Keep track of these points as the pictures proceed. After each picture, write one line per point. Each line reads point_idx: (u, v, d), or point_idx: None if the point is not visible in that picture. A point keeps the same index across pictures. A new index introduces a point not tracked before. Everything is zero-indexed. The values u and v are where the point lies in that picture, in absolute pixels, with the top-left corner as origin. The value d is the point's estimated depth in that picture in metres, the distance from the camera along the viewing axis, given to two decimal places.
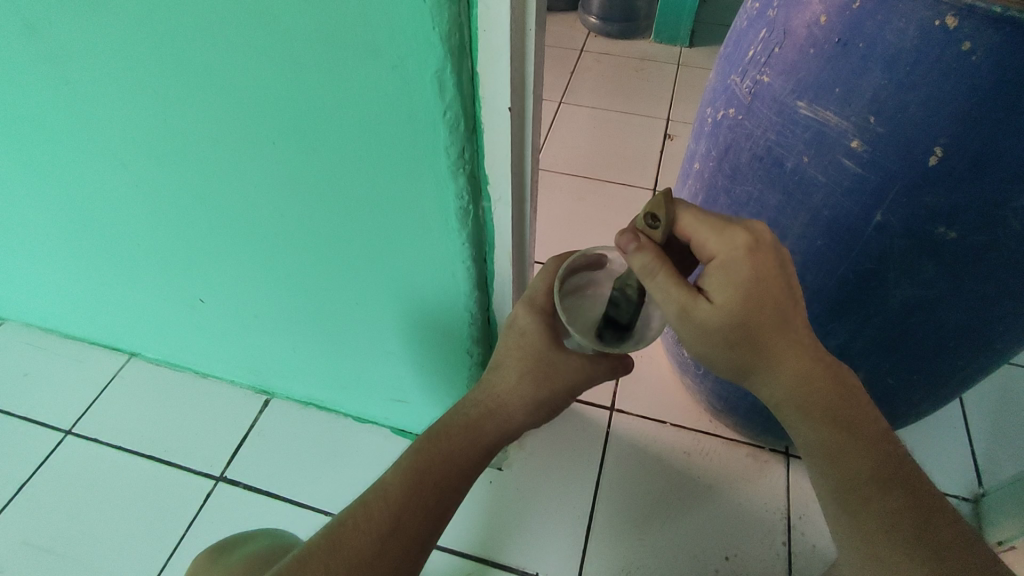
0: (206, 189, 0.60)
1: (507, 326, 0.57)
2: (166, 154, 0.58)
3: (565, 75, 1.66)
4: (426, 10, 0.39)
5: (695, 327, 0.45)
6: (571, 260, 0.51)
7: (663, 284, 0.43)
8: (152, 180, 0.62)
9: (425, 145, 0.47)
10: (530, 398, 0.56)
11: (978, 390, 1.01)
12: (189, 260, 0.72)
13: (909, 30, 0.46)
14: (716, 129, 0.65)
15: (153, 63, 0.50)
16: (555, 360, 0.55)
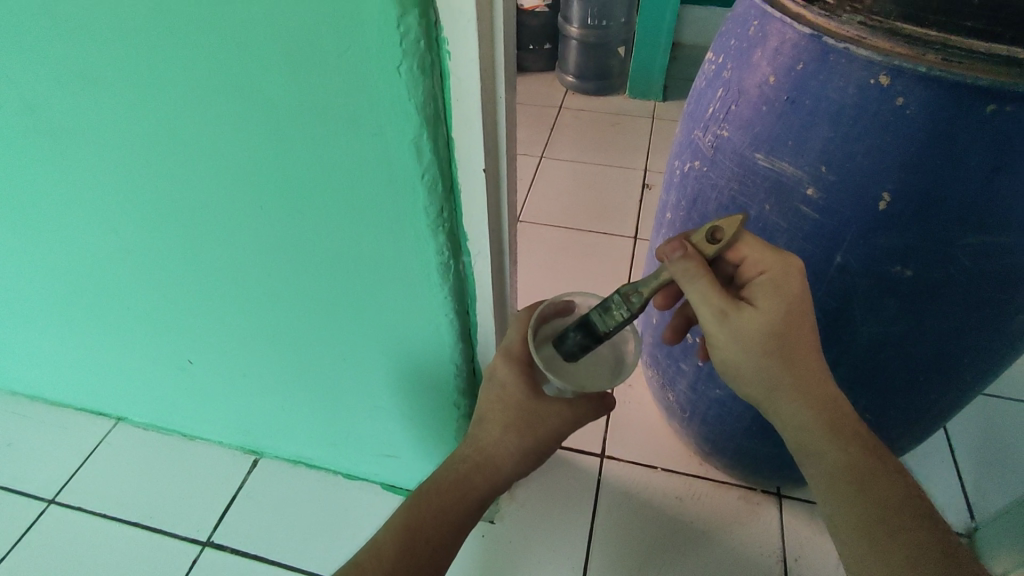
0: (196, 254, 0.62)
1: (487, 378, 0.58)
2: (157, 222, 0.61)
3: (543, 132, 1.72)
4: (400, 85, 0.42)
5: (732, 334, 0.47)
6: (543, 307, 0.55)
7: (706, 289, 0.47)
8: (141, 247, 0.64)
9: (405, 205, 0.50)
10: (516, 448, 0.56)
11: (963, 422, 1.02)
12: (179, 323, 0.73)
13: (850, 88, 0.50)
14: (684, 180, 0.69)
15: (147, 138, 0.53)
16: (538, 409, 0.55)
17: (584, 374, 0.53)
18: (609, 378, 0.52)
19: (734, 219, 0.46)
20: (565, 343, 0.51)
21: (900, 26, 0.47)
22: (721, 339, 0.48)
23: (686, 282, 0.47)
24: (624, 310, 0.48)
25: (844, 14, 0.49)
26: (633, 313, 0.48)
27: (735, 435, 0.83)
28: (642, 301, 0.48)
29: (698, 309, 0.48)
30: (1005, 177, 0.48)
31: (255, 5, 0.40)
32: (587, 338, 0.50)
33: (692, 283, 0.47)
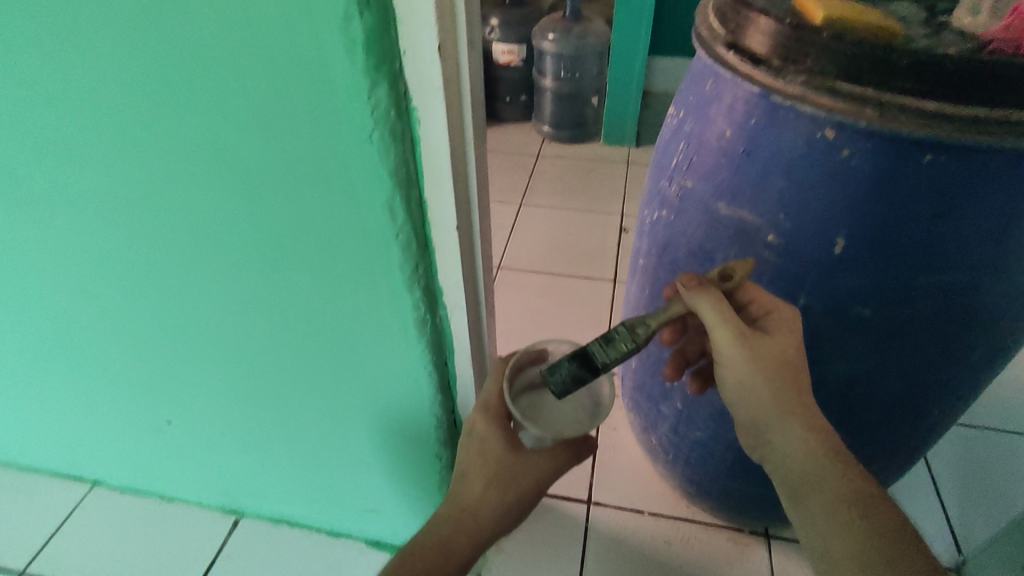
0: (173, 316, 0.63)
1: (466, 433, 0.58)
2: (133, 287, 0.61)
3: (522, 180, 1.77)
4: (372, 152, 0.43)
5: (750, 355, 0.49)
6: (515, 358, 0.57)
7: (728, 310, 0.49)
8: (119, 311, 0.64)
9: (380, 264, 0.51)
10: (499, 503, 0.56)
11: (944, 454, 1.03)
12: (157, 385, 0.73)
13: (800, 141, 0.53)
14: (653, 228, 0.71)
15: (123, 207, 0.53)
16: (516, 464, 0.56)
17: (553, 422, 0.53)
18: (585, 423, 0.53)
19: (745, 262, 0.53)
20: (557, 373, 0.48)
21: (840, 86, 0.48)
22: (737, 360, 0.50)
23: (705, 305, 0.50)
24: (630, 340, 0.49)
25: (788, 74, 0.51)
26: (637, 343, 0.50)
27: (719, 476, 0.83)
28: (647, 332, 0.50)
29: (715, 329, 0.50)
30: (949, 223, 0.50)
31: (232, 81, 0.42)
32: (586, 367, 0.49)
33: (715, 303, 0.49)
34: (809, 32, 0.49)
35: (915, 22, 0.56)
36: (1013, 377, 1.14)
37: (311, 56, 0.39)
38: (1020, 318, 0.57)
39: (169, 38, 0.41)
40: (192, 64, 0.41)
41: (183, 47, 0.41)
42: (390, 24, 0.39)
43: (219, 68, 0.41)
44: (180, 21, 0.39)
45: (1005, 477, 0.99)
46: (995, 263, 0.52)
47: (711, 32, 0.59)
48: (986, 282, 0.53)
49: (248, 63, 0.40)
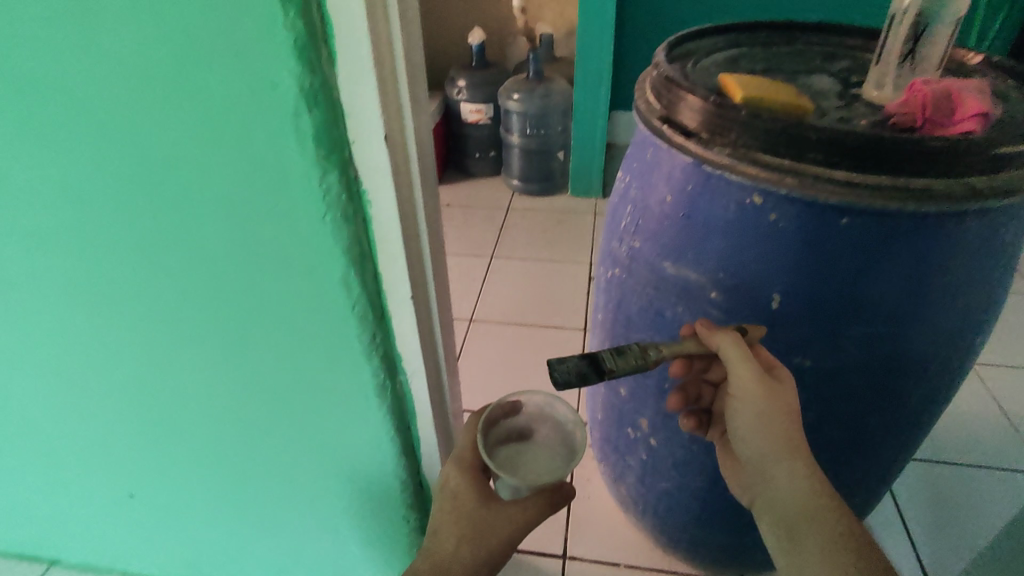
0: (124, 400, 0.61)
1: (440, 487, 0.58)
2: (80, 371, 0.59)
3: (493, 233, 1.81)
4: (325, 233, 0.46)
5: (766, 387, 0.51)
6: (487, 411, 0.59)
7: (745, 346, 0.53)
8: (71, 394, 0.62)
9: (339, 335, 0.53)
10: (468, 564, 0.54)
11: (911, 488, 1.05)
12: (109, 466, 0.70)
13: (732, 207, 0.56)
14: (608, 285, 0.74)
15: (70, 295, 0.53)
16: (488, 518, 0.55)
17: (529, 473, 0.55)
18: (561, 470, 0.55)
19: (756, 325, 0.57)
20: (563, 365, 0.49)
21: (762, 157, 0.52)
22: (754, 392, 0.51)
23: (727, 341, 0.53)
24: (641, 356, 0.51)
25: (716, 146, 0.55)
26: (646, 360, 0.51)
27: (688, 525, 0.84)
28: (658, 356, 0.52)
29: (736, 363, 0.52)
30: (869, 278, 0.54)
31: (187, 171, 0.43)
32: (591, 367, 0.49)
33: (735, 340, 0.53)
34: (732, 109, 0.53)
35: (830, 94, 0.63)
36: (967, 407, 1.18)
37: (266, 147, 0.41)
38: (948, 364, 0.61)
39: (127, 133, 0.42)
40: (152, 157, 0.43)
41: (141, 141, 0.42)
42: (338, 116, 0.41)
43: (178, 160, 0.43)
44: (135, 119, 0.41)
45: (971, 511, 1.01)
46: (917, 314, 0.56)
47: (648, 104, 0.63)
48: (911, 332, 0.57)
49: (205, 155, 0.42)
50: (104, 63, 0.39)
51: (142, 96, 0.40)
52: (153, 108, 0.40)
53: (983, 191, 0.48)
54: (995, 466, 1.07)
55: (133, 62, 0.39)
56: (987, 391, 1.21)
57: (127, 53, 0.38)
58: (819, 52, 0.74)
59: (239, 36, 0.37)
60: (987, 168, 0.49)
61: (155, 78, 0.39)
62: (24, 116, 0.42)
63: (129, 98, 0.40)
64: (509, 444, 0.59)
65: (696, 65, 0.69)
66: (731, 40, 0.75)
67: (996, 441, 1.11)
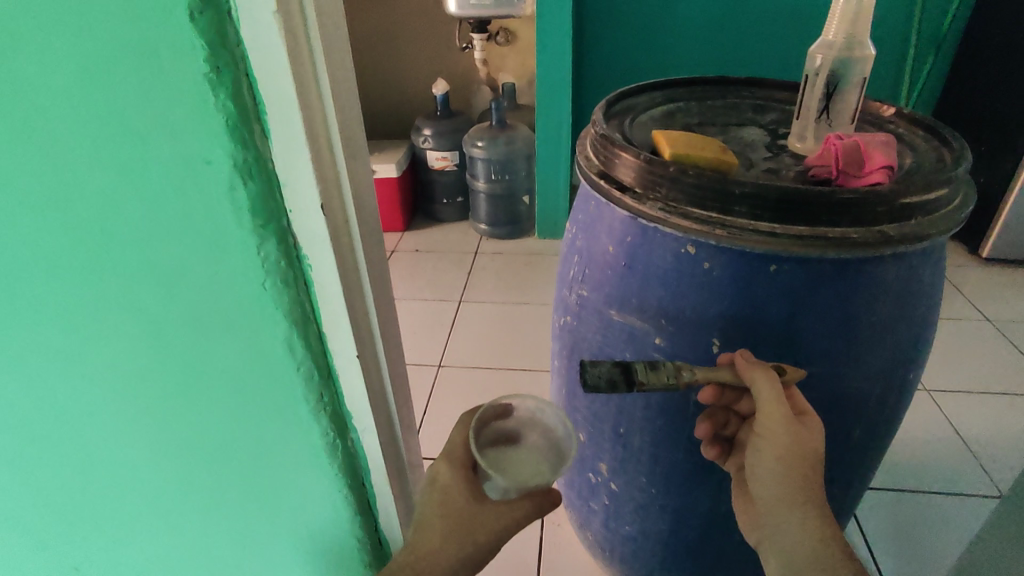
0: (66, 473, 0.60)
1: (430, 481, 0.55)
2: (20, 446, 0.58)
3: (461, 277, 1.82)
4: (267, 297, 0.47)
5: (795, 437, 0.50)
6: (481, 411, 0.56)
7: (780, 389, 0.51)
8: (11, 468, 0.60)
9: (286, 396, 0.53)
10: (450, 564, 0.52)
11: (878, 517, 1.05)
12: (49, 545, 0.67)
13: (668, 256, 0.59)
14: (560, 333, 0.76)
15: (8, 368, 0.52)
16: (476, 513, 0.52)
17: (515, 472, 0.53)
18: (547, 474, 0.53)
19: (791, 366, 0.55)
20: (595, 369, 0.49)
21: (692, 211, 0.55)
22: (782, 440, 0.50)
23: (763, 379, 0.51)
24: (672, 375, 0.51)
25: (649, 200, 0.57)
26: (674, 381, 0.51)
27: (655, 569, 0.84)
28: (690, 378, 0.52)
29: (769, 407, 0.50)
30: (800, 321, 0.57)
31: (124, 243, 0.44)
32: (621, 378, 0.49)
33: (772, 381, 0.51)
34: (662, 166, 0.56)
35: (758, 146, 0.67)
36: (925, 434, 1.20)
37: (204, 219, 0.42)
38: (886, 399, 0.63)
39: (67, 209, 0.42)
40: (93, 230, 0.43)
41: (81, 215, 0.43)
42: (274, 187, 0.43)
43: (119, 233, 0.43)
44: (71, 196, 0.42)
45: (936, 539, 1.02)
46: (848, 354, 0.58)
47: (588, 160, 0.66)
48: (846, 371, 0.59)
49: (145, 227, 0.43)
50: (42, 142, 0.40)
51: (80, 173, 0.41)
52: (92, 184, 0.41)
53: (894, 238, 0.52)
54: (956, 492, 1.09)
55: (71, 141, 0.40)
56: (943, 416, 1.24)
57: (66, 134, 0.39)
58: (750, 104, 0.78)
59: (175, 115, 0.38)
60: (896, 216, 0.52)
61: (92, 156, 0.40)
62: None
63: (69, 175, 0.41)
64: (498, 445, 0.56)
65: (633, 120, 0.73)
66: (667, 94, 0.80)
67: (955, 466, 1.14)
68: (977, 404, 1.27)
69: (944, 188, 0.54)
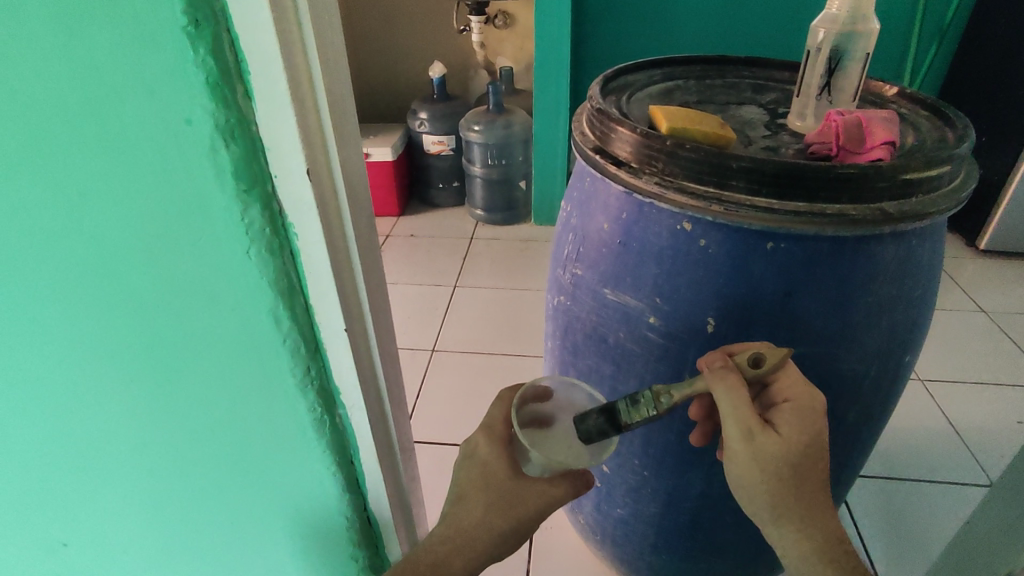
0: (53, 446, 0.58)
1: (467, 456, 0.56)
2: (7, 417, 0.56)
3: (457, 262, 1.81)
4: (252, 266, 0.46)
5: (752, 453, 0.46)
6: (524, 390, 0.57)
7: (739, 400, 0.47)
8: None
9: (273, 370, 0.52)
10: (494, 533, 0.53)
11: (870, 505, 1.05)
12: (37, 520, 0.66)
13: (664, 233, 0.58)
14: (554, 312, 0.74)
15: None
16: (518, 488, 0.53)
17: (552, 449, 0.52)
18: (581, 454, 0.52)
19: (778, 350, 0.49)
20: (583, 423, 0.51)
21: (689, 185, 0.54)
22: (740, 456, 0.47)
23: (719, 391, 0.47)
24: (653, 406, 0.49)
25: (645, 174, 0.56)
26: (656, 413, 0.50)
27: (647, 552, 0.83)
28: (671, 403, 0.50)
29: (725, 423, 0.47)
30: (796, 300, 0.56)
31: (105, 206, 0.43)
32: (607, 427, 0.50)
33: (729, 392, 0.47)
34: (658, 139, 0.55)
35: (758, 124, 0.65)
36: (918, 423, 1.20)
37: (185, 182, 0.41)
38: (881, 382, 0.62)
39: (43, 170, 0.41)
40: (70, 193, 0.42)
41: (61, 177, 0.41)
42: (258, 149, 0.42)
43: (98, 196, 0.42)
44: (52, 156, 0.40)
45: (926, 526, 1.02)
46: (845, 334, 0.58)
47: (583, 135, 0.65)
48: (841, 352, 0.58)
49: (123, 189, 0.42)
50: (20, 98, 0.38)
51: (58, 131, 0.39)
52: (70, 143, 0.40)
53: (894, 215, 0.51)
54: (948, 481, 1.09)
55: (48, 96, 0.38)
56: (937, 406, 1.24)
57: (40, 89, 0.38)
58: (749, 83, 0.77)
59: (155, 71, 0.37)
60: (897, 194, 0.51)
61: (71, 113, 0.39)
62: None
63: (45, 133, 0.40)
64: (538, 426, 0.56)
65: (631, 97, 0.71)
66: (666, 72, 0.78)
67: (947, 455, 1.14)
68: (969, 394, 1.27)
69: (946, 166, 0.53)
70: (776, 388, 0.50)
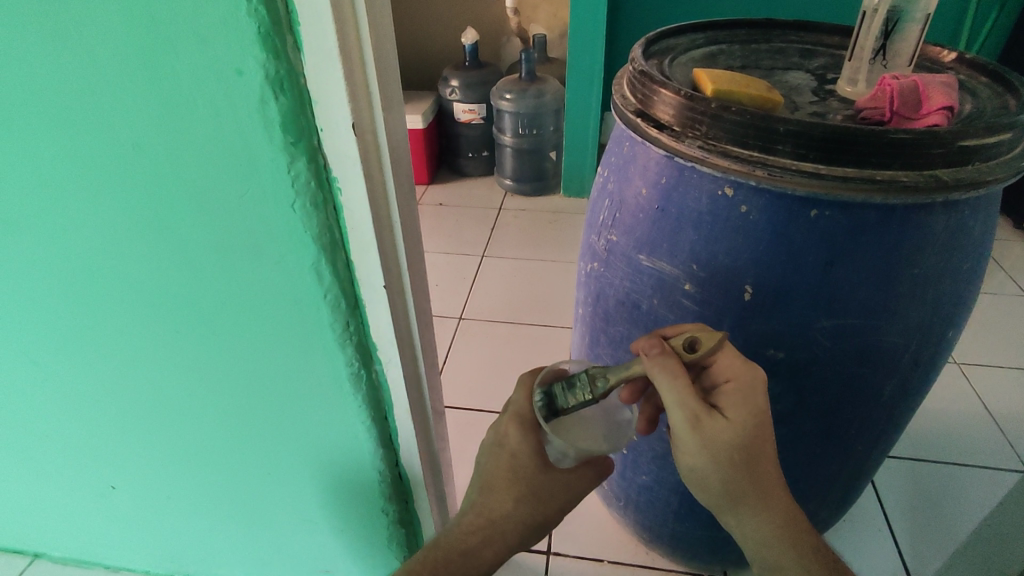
0: (108, 387, 0.61)
1: (498, 442, 0.54)
2: (66, 357, 0.58)
3: (486, 232, 1.81)
4: (298, 220, 0.46)
5: (701, 443, 0.44)
6: (543, 373, 0.54)
7: (683, 388, 0.44)
8: (51, 381, 0.61)
9: (313, 323, 0.53)
10: (523, 522, 0.55)
11: (897, 486, 1.04)
12: (92, 457, 0.69)
13: (704, 199, 0.57)
14: (587, 279, 0.74)
15: (55, 280, 0.52)
16: (547, 482, 0.53)
17: (578, 438, 0.53)
18: (604, 444, 0.53)
19: (715, 332, 0.46)
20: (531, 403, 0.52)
21: (732, 149, 0.53)
22: (689, 445, 0.45)
23: (661, 379, 0.45)
24: (588, 392, 0.48)
25: (687, 138, 0.55)
26: (592, 397, 0.48)
27: (669, 519, 0.84)
28: (607, 386, 0.48)
29: (672, 412, 0.45)
30: (838, 270, 0.55)
31: (161, 157, 0.44)
32: (547, 412, 0.51)
33: (672, 379, 0.45)
34: (702, 102, 0.54)
35: (805, 90, 0.64)
36: (951, 406, 1.18)
37: (235, 133, 0.42)
38: (920, 356, 0.61)
39: (99, 119, 0.42)
40: (124, 143, 0.43)
41: (118, 125, 0.42)
42: (305, 102, 0.42)
43: (154, 146, 0.43)
44: (113, 105, 0.42)
45: (953, 509, 1.00)
46: (887, 306, 0.56)
47: (624, 98, 0.64)
48: (882, 324, 0.57)
49: (178, 138, 0.43)
50: (80, 47, 0.39)
51: (116, 82, 0.40)
52: (129, 93, 0.41)
53: (947, 183, 0.49)
54: (978, 465, 1.07)
55: (107, 46, 0.39)
56: (972, 389, 1.22)
57: (96, 37, 0.39)
58: (797, 48, 0.75)
59: (207, 21, 0.38)
60: (951, 161, 0.50)
61: (128, 65, 0.40)
62: (11, 97, 0.42)
63: (107, 82, 0.41)
64: None
65: (674, 60, 0.69)
66: (710, 36, 0.76)
67: (980, 439, 1.12)
68: (1006, 378, 1.24)
69: (1006, 133, 0.51)
70: (714, 369, 0.48)
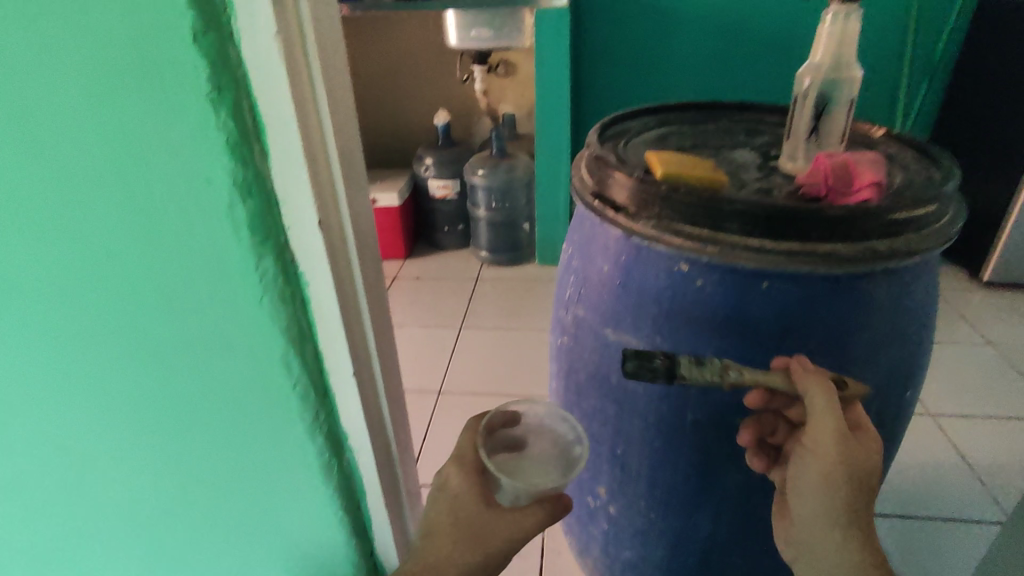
0: (72, 488, 0.59)
1: (439, 487, 0.53)
2: (29, 460, 0.57)
3: (463, 303, 1.83)
4: (266, 315, 0.47)
5: (844, 455, 0.48)
6: (488, 416, 0.56)
7: (835, 403, 0.49)
8: (12, 485, 0.59)
9: (283, 414, 0.53)
10: (465, 567, 0.50)
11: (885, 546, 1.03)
12: (53, 563, 0.66)
13: (662, 274, 0.60)
14: (558, 352, 0.75)
15: (21, 383, 0.52)
16: (489, 521, 0.50)
17: (527, 476, 0.52)
18: (558, 478, 0.51)
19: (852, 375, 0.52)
20: (647, 361, 0.50)
21: (684, 228, 0.56)
22: (830, 456, 0.48)
23: (818, 392, 0.49)
24: (717, 373, 0.50)
25: (642, 218, 0.58)
26: (719, 378, 0.50)
27: None
28: (737, 378, 0.50)
29: (824, 420, 0.48)
30: (794, 337, 0.57)
31: (130, 261, 0.45)
32: (663, 372, 0.50)
33: (833, 393, 0.49)
34: (654, 185, 0.57)
35: (750, 167, 0.68)
36: (930, 459, 1.19)
37: (204, 236, 0.44)
38: (881, 419, 0.63)
39: (70, 228, 0.44)
40: (95, 250, 0.45)
41: (89, 234, 0.44)
42: (272, 204, 0.44)
43: (124, 252, 0.45)
44: (85, 215, 0.43)
45: (944, 569, 0.99)
46: (844, 371, 0.58)
47: (582, 181, 0.68)
48: None
49: (148, 243, 0.44)
50: (55, 164, 0.41)
51: (88, 193, 0.42)
52: (100, 204, 0.43)
53: (885, 253, 0.52)
54: (963, 519, 1.07)
55: (79, 162, 0.41)
56: (949, 441, 1.23)
57: (71, 155, 0.41)
58: (741, 126, 0.80)
59: (178, 135, 0.40)
60: (887, 233, 0.53)
61: (99, 179, 0.42)
62: None
63: (79, 195, 0.42)
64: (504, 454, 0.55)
65: (628, 143, 0.74)
66: (661, 118, 0.81)
67: (961, 492, 1.12)
68: (980, 428, 1.26)
69: (933, 205, 0.55)
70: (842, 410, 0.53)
